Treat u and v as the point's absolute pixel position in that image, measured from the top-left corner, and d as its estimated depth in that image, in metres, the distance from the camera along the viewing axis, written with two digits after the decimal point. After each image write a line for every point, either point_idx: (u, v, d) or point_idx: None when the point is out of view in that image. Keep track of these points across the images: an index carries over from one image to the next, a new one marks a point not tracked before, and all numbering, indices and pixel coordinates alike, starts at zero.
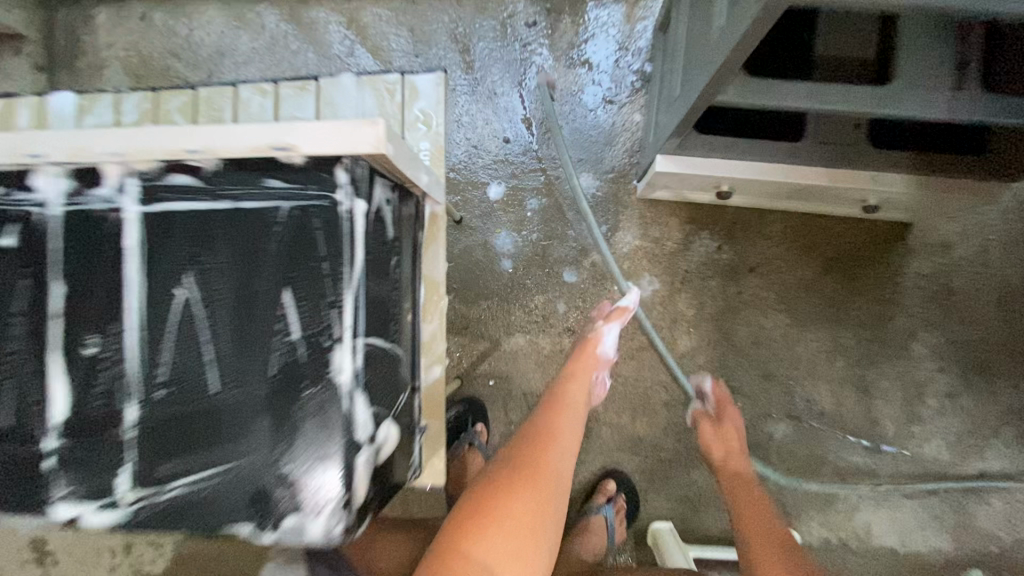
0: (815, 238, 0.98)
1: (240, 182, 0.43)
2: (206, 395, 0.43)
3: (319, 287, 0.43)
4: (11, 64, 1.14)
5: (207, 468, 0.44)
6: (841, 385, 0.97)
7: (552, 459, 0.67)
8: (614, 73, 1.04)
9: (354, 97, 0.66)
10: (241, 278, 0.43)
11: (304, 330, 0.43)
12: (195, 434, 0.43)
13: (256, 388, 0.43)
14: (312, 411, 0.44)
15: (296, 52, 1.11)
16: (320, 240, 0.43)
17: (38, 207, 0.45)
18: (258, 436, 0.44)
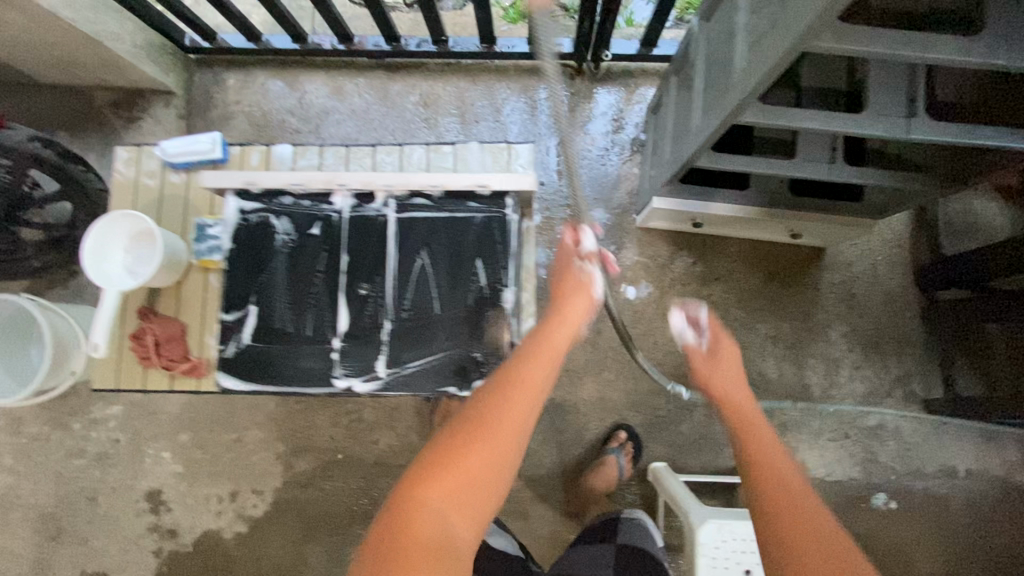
0: (761, 257, 1.39)
1: (451, 201, 0.80)
2: (430, 315, 0.78)
3: (494, 256, 0.79)
4: (162, 114, 1.49)
5: (430, 357, 0.78)
6: (782, 360, 1.37)
7: (509, 411, 0.66)
8: (618, 139, 1.47)
9: (477, 157, 0.99)
10: (457, 252, 0.79)
11: (486, 280, 0.79)
12: (424, 337, 0.78)
13: (460, 312, 0.78)
14: (490, 325, 0.78)
15: (386, 114, 1.51)
16: (495, 231, 0.80)
17: (335, 212, 0.80)
18: (458, 339, 0.78)
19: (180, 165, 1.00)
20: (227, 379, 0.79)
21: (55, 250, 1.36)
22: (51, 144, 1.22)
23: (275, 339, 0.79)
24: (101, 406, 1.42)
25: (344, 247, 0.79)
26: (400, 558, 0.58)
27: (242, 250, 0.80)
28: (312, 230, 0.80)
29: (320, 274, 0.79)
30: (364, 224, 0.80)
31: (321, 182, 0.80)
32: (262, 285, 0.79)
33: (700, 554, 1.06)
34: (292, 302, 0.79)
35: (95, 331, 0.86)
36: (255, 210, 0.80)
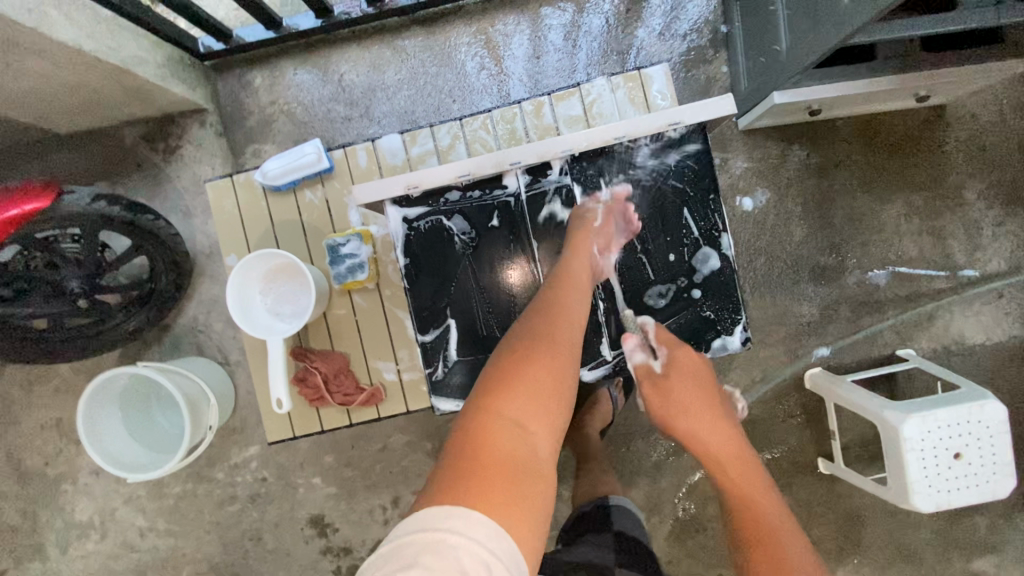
0: (878, 132, 1.30)
1: (639, 153, 0.87)
2: (649, 264, 0.88)
3: (695, 196, 0.87)
4: (201, 136, 1.35)
5: (659, 301, 0.89)
6: (920, 235, 1.30)
7: (532, 373, 0.69)
8: (697, 39, 1.33)
9: (613, 92, 0.91)
10: (633, 205, 0.87)
11: (692, 218, 0.87)
12: (651, 286, 0.88)
13: (676, 254, 0.88)
14: (708, 260, 0.87)
15: (438, 76, 1.37)
16: (690, 172, 0.87)
17: (510, 195, 0.86)
18: (678, 277, 0.88)
19: (285, 185, 0.90)
20: (448, 399, 0.86)
21: (145, 308, 1.24)
22: (116, 199, 1.13)
23: (489, 332, 0.86)
24: (238, 449, 1.40)
25: (527, 228, 0.86)
26: (484, 483, 0.58)
27: (430, 256, 0.85)
28: (491, 223, 0.86)
29: (509, 259, 0.86)
30: (539, 202, 0.86)
31: (493, 167, 0.83)
32: (461, 283, 0.86)
33: (905, 448, 1.04)
34: (491, 294, 0.86)
35: (275, 386, 0.80)
36: (423, 215, 0.85)
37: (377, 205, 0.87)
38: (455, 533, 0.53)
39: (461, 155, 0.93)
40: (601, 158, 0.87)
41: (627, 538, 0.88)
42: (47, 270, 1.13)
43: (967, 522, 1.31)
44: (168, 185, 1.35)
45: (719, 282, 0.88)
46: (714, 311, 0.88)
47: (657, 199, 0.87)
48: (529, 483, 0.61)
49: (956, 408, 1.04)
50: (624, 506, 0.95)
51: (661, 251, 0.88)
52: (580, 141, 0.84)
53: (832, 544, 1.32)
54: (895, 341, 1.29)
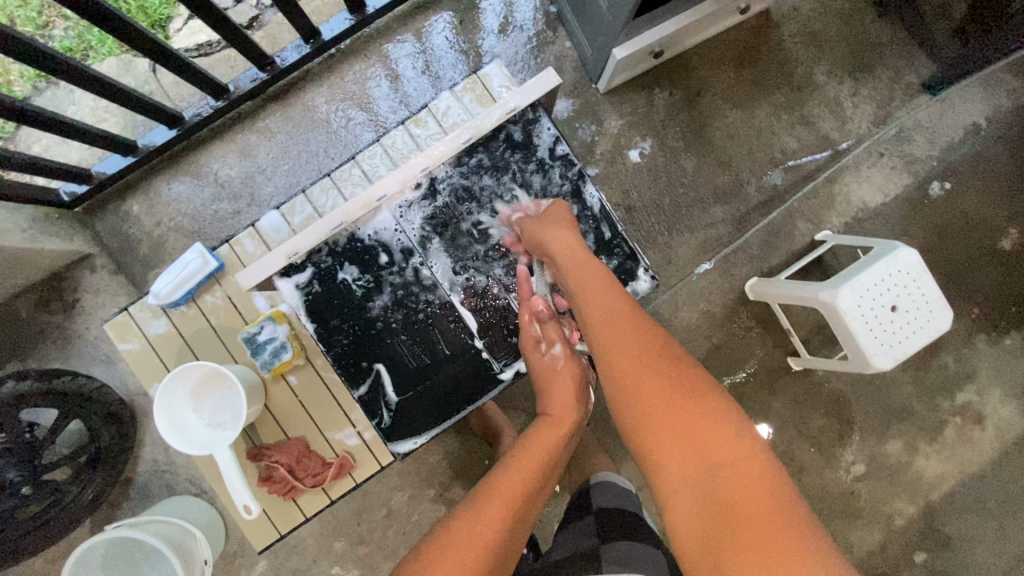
0: (722, 52, 1.38)
1: (493, 151, 0.91)
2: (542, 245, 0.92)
3: (558, 170, 0.92)
4: (96, 281, 1.32)
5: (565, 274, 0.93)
6: (794, 127, 1.38)
7: (477, 514, 0.67)
8: (533, 26, 1.39)
9: (457, 103, 0.95)
10: (506, 198, 0.91)
11: (563, 192, 0.93)
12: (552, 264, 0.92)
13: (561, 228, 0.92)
14: (593, 225, 0.93)
15: (310, 141, 1.38)
16: (546, 151, 0.92)
17: (392, 230, 0.89)
18: None
19: (179, 299, 0.88)
20: (406, 441, 0.89)
21: (98, 471, 1.19)
22: (23, 373, 1.09)
23: (420, 361, 0.89)
24: (246, 571, 1.34)
25: (420, 254, 0.89)
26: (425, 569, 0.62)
27: (334, 312, 0.88)
28: (382, 262, 0.89)
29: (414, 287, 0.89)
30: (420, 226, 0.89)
31: (361, 208, 0.84)
32: (378, 324, 0.88)
33: (850, 318, 1.09)
34: (409, 326, 0.89)
35: (238, 495, 0.79)
36: (313, 276, 0.87)
37: (269, 284, 0.87)
38: None
39: (332, 204, 0.94)
40: (461, 164, 0.90)
41: (608, 512, 0.87)
42: None
43: (937, 363, 1.39)
44: (78, 342, 1.30)
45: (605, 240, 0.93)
46: (615, 266, 0.93)
47: (525, 186, 0.92)
48: None
49: (876, 265, 1.11)
50: (604, 481, 0.93)
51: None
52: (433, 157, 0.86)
53: (831, 431, 1.37)
54: (811, 229, 1.36)
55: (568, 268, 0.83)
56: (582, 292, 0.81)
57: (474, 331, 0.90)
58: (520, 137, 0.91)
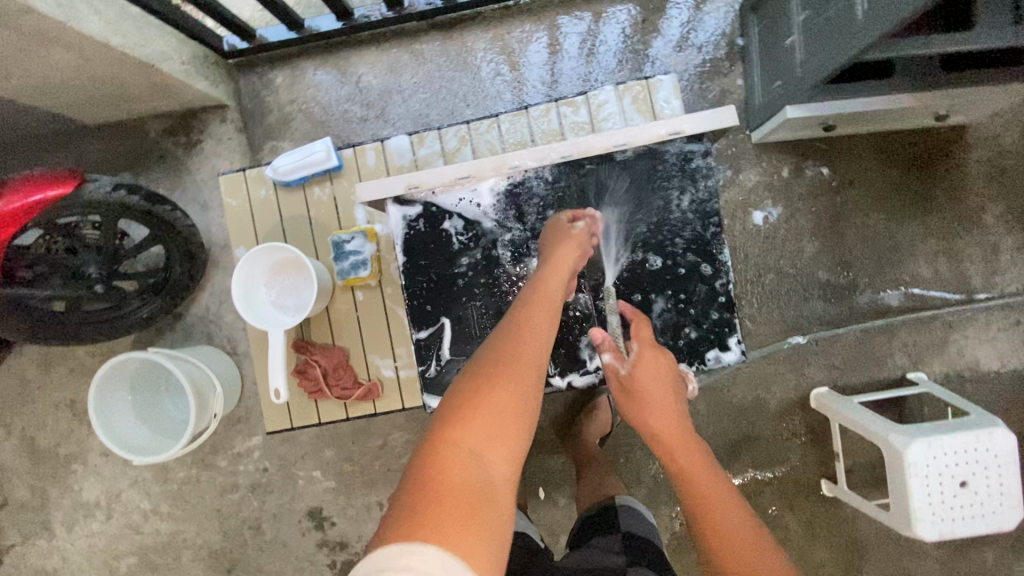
0: (894, 150, 1.27)
1: (638, 165, 0.88)
2: (649, 274, 0.90)
3: (696, 205, 0.89)
4: (221, 132, 1.39)
5: (660, 310, 0.90)
6: (936, 257, 1.27)
7: (485, 413, 0.64)
8: (713, 51, 1.33)
9: (618, 100, 0.91)
10: (633, 214, 0.89)
11: (692, 229, 0.89)
12: (651, 295, 0.90)
13: (675, 262, 0.89)
14: (708, 272, 0.89)
15: (455, 81, 1.39)
16: (692, 182, 0.88)
17: (511, 200, 0.88)
18: (679, 286, 0.89)
19: (293, 182, 0.92)
20: (437, 399, 0.89)
21: (159, 296, 1.27)
22: (134, 188, 1.14)
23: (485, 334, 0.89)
24: (242, 439, 1.42)
25: (525, 233, 0.89)
26: (432, 514, 0.55)
27: (427, 253, 0.88)
28: (488, 226, 0.88)
29: (507, 262, 0.88)
30: (536, 206, 0.88)
31: (493, 169, 0.87)
32: (461, 283, 0.88)
33: (911, 474, 1.01)
34: (486, 296, 0.88)
35: (274, 376, 0.81)
36: (421, 214, 0.88)
37: (380, 204, 0.89)
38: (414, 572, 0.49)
39: (464, 156, 0.94)
40: (602, 164, 0.88)
41: (635, 538, 0.87)
42: (67, 255, 1.17)
43: (977, 553, 1.28)
44: (186, 178, 1.39)
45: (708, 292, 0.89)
46: (713, 321, 0.89)
47: (653, 209, 0.89)
48: (481, 512, 0.57)
49: (964, 433, 1.01)
50: (629, 504, 0.95)
51: (657, 260, 0.89)
52: (577, 148, 0.85)
53: (833, 569, 1.29)
54: (906, 365, 1.26)
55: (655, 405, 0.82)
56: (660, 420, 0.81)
57: None
58: (670, 158, 0.88)
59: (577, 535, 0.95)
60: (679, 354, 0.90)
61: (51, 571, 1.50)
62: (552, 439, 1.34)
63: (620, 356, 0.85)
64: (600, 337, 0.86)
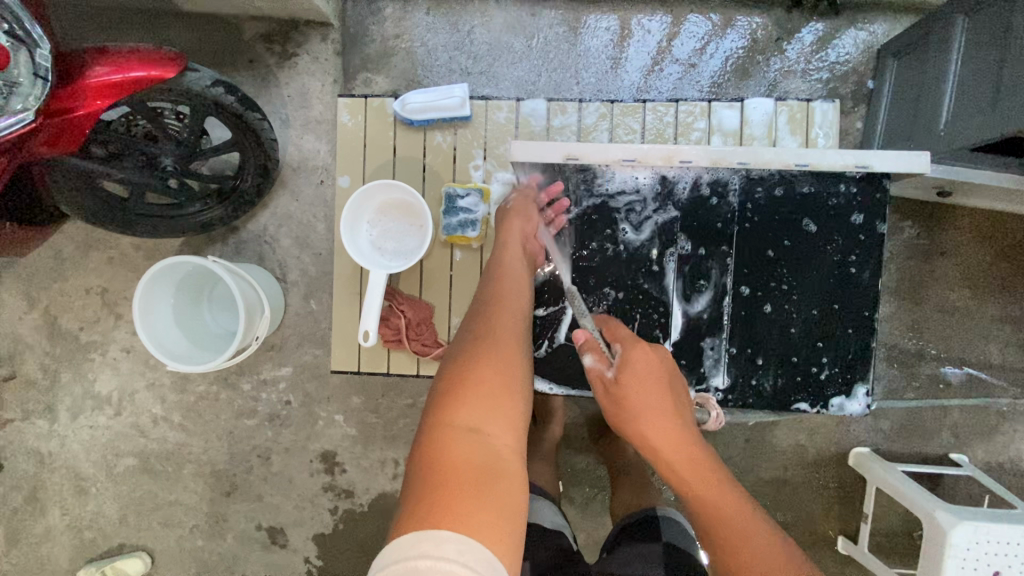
0: (996, 230, 1.25)
1: (809, 190, 0.88)
2: (792, 302, 0.89)
3: (859, 246, 0.88)
4: (318, 50, 1.33)
5: (794, 341, 0.90)
6: (1007, 346, 1.26)
7: (468, 395, 0.65)
8: (838, 88, 1.29)
9: (780, 119, 0.90)
10: (790, 238, 0.88)
11: (847, 268, 0.88)
12: (790, 323, 0.89)
13: (822, 296, 0.89)
14: (851, 315, 0.89)
15: (569, 54, 1.34)
16: (860, 222, 0.87)
17: (670, 194, 0.89)
18: (818, 320, 0.89)
19: (418, 122, 0.87)
20: None
21: (223, 204, 1.22)
22: (231, 88, 1.08)
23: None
24: (271, 366, 1.38)
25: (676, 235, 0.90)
26: (444, 504, 0.56)
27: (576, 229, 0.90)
28: (644, 215, 0.90)
29: (650, 257, 0.90)
30: (695, 209, 0.89)
31: (661, 159, 0.87)
32: (602, 267, 0.91)
33: (949, 554, 1.01)
34: (623, 287, 0.91)
35: (366, 317, 0.78)
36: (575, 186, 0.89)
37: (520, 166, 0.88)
38: (426, 559, 0.50)
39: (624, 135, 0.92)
40: (774, 181, 0.88)
41: (676, 548, 0.88)
42: (144, 140, 1.11)
43: None
44: (273, 90, 1.33)
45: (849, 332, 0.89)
46: (845, 365, 0.89)
47: (815, 238, 0.88)
48: (496, 490, 0.59)
49: (1010, 527, 1.00)
50: (669, 515, 0.96)
51: (805, 291, 0.89)
52: (751, 159, 0.86)
53: None
54: (951, 444, 1.26)
55: (652, 412, 0.77)
56: (656, 418, 0.77)
57: (670, 328, 0.91)
58: (842, 191, 0.87)
59: (617, 539, 0.96)
60: (805, 392, 0.90)
61: (46, 454, 1.46)
62: (584, 437, 1.32)
63: (605, 360, 0.82)
64: (582, 337, 0.85)
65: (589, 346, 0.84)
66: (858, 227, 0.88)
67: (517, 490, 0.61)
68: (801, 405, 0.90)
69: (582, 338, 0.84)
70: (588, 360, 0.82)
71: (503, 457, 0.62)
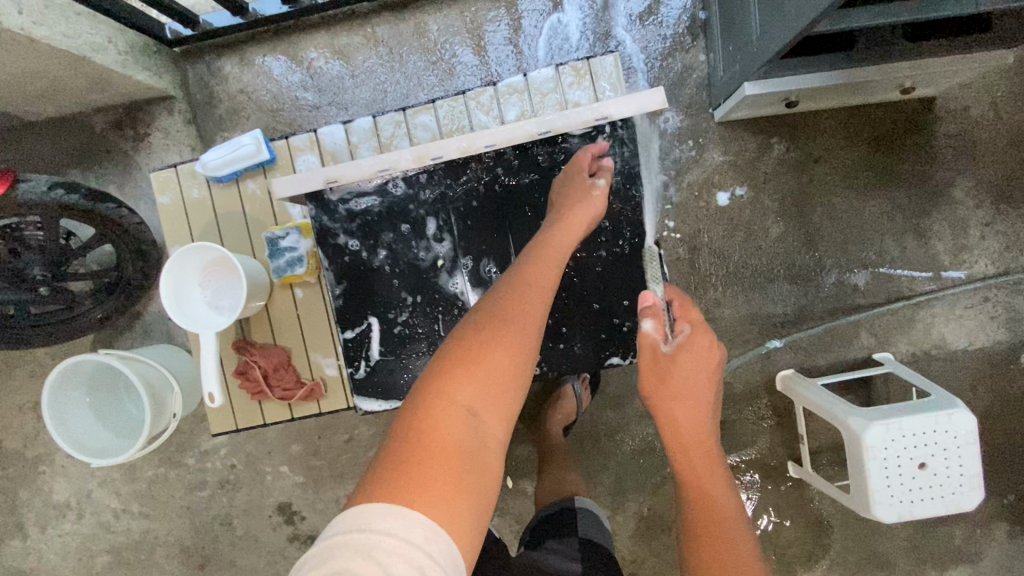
0: (861, 124, 1.24)
1: (559, 152, 0.88)
2: (578, 263, 0.92)
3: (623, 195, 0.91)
4: (169, 124, 1.35)
5: (590, 301, 0.92)
6: (903, 235, 1.24)
7: (478, 376, 0.65)
8: (674, 27, 1.28)
9: (560, 83, 0.90)
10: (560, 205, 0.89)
11: (620, 220, 0.91)
12: (583, 286, 0.92)
13: (605, 251, 0.91)
14: (636, 262, 0.92)
15: (409, 62, 1.34)
16: (616, 171, 0.90)
17: (430, 188, 0.87)
18: (608, 276, 0.92)
19: (225, 176, 0.88)
20: (371, 401, 0.88)
21: (114, 295, 1.24)
22: (74, 187, 1.11)
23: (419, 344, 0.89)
24: (208, 436, 1.41)
25: (451, 232, 0.87)
26: (420, 479, 0.57)
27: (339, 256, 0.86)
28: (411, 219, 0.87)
29: (435, 263, 0.87)
30: (463, 201, 0.87)
31: (414, 161, 0.83)
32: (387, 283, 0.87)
33: (869, 457, 1.00)
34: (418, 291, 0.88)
35: (207, 380, 0.80)
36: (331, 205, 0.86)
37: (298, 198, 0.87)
38: (387, 535, 0.52)
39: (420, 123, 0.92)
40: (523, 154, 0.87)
41: (591, 544, 0.91)
42: (10, 257, 1.14)
43: (941, 530, 1.29)
44: (137, 174, 1.35)
45: (634, 279, 0.92)
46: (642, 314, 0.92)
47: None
48: (472, 476, 0.60)
49: (923, 416, 1.00)
50: (587, 509, 0.99)
51: (584, 250, 0.91)
52: (501, 137, 0.82)
53: (798, 550, 1.30)
54: (872, 344, 1.25)
55: (692, 389, 0.85)
56: (694, 394, 0.85)
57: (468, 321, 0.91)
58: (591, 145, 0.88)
59: (537, 529, 0.97)
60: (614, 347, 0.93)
61: (28, 571, 1.50)
62: (518, 428, 1.33)
63: (662, 328, 0.84)
64: (650, 302, 0.86)
65: (653, 311, 0.86)
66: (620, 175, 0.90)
67: (493, 474, 0.62)
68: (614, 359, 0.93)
69: (649, 317, 0.84)
70: (647, 324, 0.83)
71: (492, 444, 0.63)
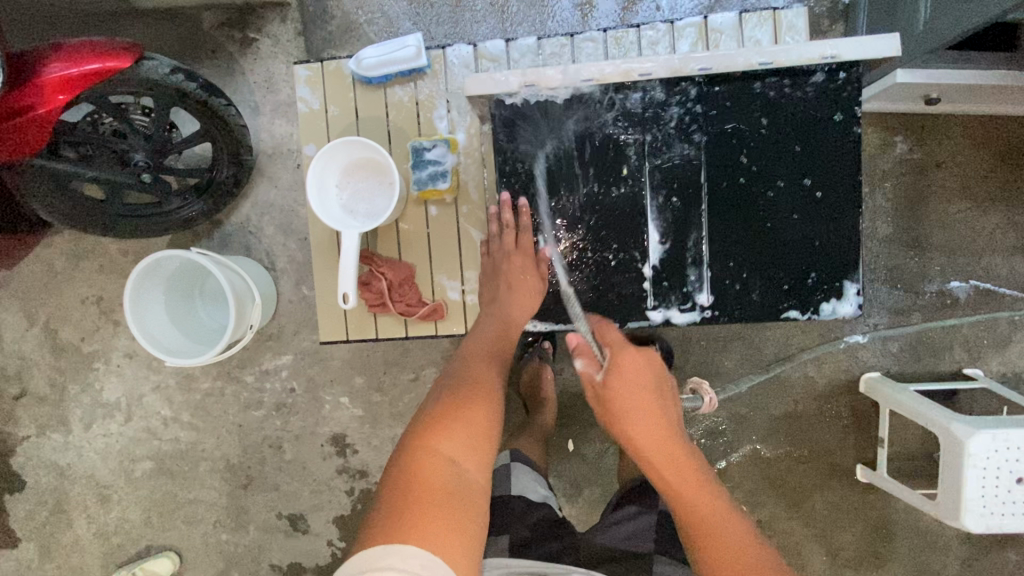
0: (990, 134, 1.21)
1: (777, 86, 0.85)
2: (771, 210, 0.86)
3: (839, 145, 0.85)
4: (279, 33, 1.31)
5: (776, 252, 0.87)
6: (1014, 253, 1.22)
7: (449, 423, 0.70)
8: (814, 7, 1.24)
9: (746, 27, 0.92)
10: (772, 144, 0.86)
11: (830, 172, 0.85)
12: (772, 234, 0.87)
13: (804, 202, 0.86)
14: (839, 220, 0.86)
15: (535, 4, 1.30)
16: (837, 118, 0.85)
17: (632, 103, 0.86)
18: (801, 229, 0.86)
19: (378, 79, 0.91)
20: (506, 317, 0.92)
21: (203, 198, 1.20)
22: (191, 74, 1.06)
23: (593, 253, 0.89)
24: (271, 356, 1.39)
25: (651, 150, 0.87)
26: (415, 519, 0.61)
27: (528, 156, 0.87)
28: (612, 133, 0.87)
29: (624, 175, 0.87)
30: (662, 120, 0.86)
31: (619, 76, 0.84)
32: (571, 185, 0.88)
33: (968, 463, 0.98)
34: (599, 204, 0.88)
35: (344, 280, 0.78)
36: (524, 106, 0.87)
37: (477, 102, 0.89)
38: (393, 567, 0.55)
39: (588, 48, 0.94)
40: (737, 85, 0.85)
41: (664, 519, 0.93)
42: (114, 138, 1.11)
43: (998, 554, 1.28)
44: (239, 79, 1.31)
45: (829, 237, 0.86)
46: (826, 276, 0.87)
47: (773, 129, 0.86)
48: (460, 509, 0.64)
49: None
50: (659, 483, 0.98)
51: (778, 197, 0.86)
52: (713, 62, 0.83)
53: (852, 554, 1.29)
54: (964, 359, 1.23)
55: (643, 411, 0.79)
56: (640, 415, 0.79)
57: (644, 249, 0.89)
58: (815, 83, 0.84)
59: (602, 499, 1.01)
60: (795, 300, 0.87)
61: (66, 466, 1.48)
62: None
63: (594, 361, 0.83)
64: (576, 341, 0.84)
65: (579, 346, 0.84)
66: (842, 119, 0.85)
67: (479, 510, 0.66)
68: (790, 312, 0.88)
69: (578, 354, 0.83)
70: (578, 364, 0.83)
71: (474, 484, 0.67)
